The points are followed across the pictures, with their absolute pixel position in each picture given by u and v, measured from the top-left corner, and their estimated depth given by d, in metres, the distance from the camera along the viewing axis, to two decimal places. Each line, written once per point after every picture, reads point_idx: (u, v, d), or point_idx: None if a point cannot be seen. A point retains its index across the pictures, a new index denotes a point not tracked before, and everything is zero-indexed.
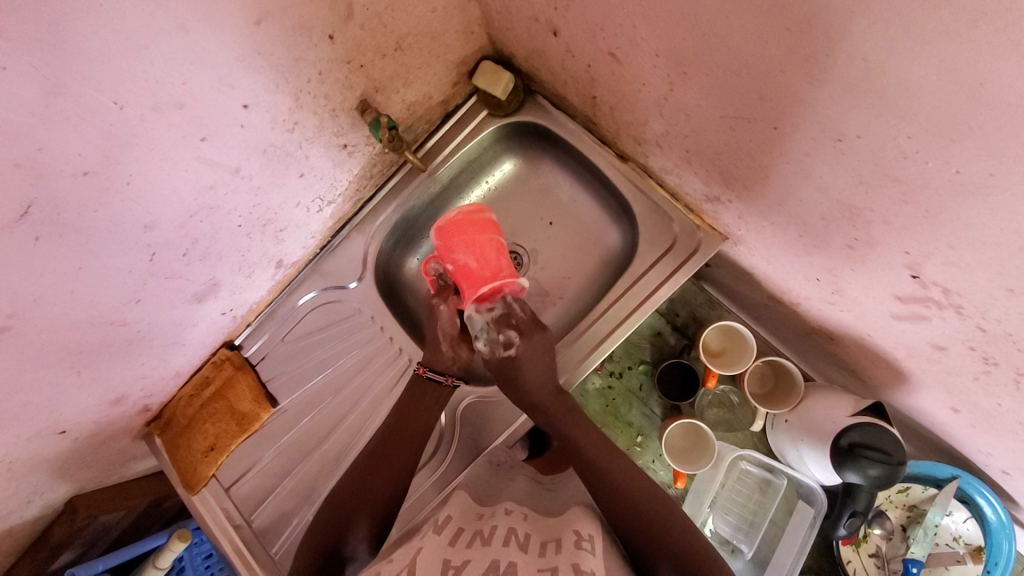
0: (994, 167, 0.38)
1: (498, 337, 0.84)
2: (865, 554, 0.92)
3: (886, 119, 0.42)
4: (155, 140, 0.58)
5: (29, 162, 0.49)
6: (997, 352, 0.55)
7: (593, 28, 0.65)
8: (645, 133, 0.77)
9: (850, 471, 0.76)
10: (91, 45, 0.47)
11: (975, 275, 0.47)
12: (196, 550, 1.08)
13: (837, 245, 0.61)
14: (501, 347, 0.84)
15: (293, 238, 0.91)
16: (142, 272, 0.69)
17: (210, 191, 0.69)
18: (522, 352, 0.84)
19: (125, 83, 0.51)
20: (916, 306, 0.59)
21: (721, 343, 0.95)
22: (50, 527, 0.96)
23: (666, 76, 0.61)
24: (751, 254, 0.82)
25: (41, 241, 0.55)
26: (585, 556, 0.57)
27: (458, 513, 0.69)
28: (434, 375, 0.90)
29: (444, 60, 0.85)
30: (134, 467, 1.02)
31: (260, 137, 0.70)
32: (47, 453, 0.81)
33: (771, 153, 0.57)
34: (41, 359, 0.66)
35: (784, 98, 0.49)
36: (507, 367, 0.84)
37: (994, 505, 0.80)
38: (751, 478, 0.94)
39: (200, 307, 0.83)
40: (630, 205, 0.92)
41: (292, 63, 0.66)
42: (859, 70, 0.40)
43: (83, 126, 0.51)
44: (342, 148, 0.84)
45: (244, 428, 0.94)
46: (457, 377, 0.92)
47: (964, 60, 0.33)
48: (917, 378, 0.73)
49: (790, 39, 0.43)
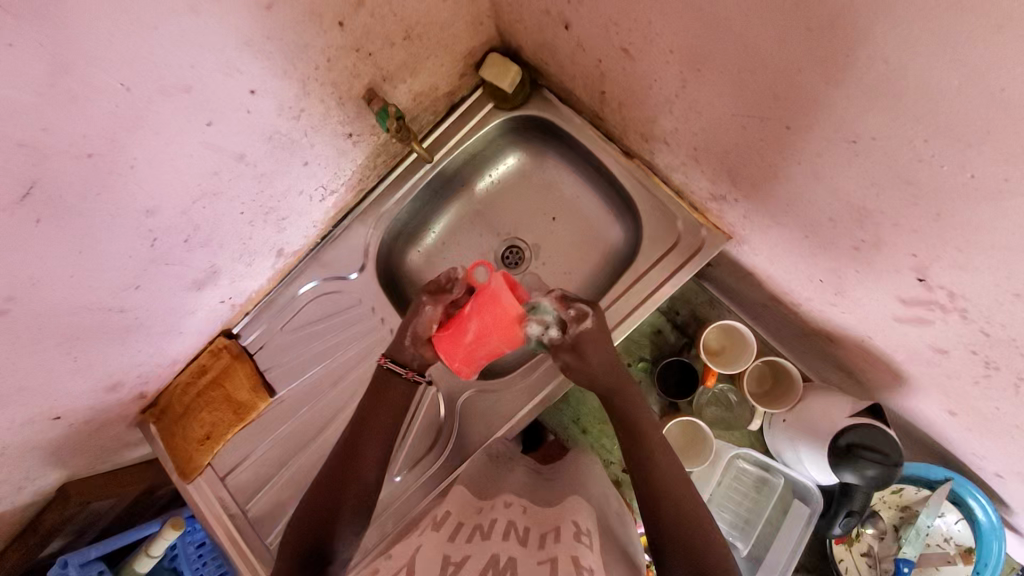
0: (1010, 172, 0.38)
1: (568, 314, 0.74)
2: (857, 552, 0.93)
3: (902, 122, 0.42)
4: (162, 124, 0.57)
5: (32, 143, 0.48)
6: (999, 357, 0.55)
7: (607, 22, 0.64)
8: (653, 130, 0.77)
9: (847, 471, 0.77)
10: (98, 26, 0.46)
11: (983, 280, 0.48)
12: (189, 538, 1.07)
13: (843, 247, 0.61)
14: (573, 324, 0.74)
15: (295, 226, 0.90)
16: (142, 257, 0.68)
17: (214, 177, 0.68)
18: (597, 325, 0.75)
19: (132, 64, 0.50)
20: (919, 309, 0.59)
21: (721, 342, 0.96)
22: (42, 512, 0.96)
23: (679, 73, 0.61)
24: (754, 254, 0.83)
25: (42, 223, 0.54)
26: (584, 550, 0.57)
27: (457, 509, 0.69)
28: (395, 366, 0.80)
29: (452, 51, 0.85)
30: (127, 454, 1.01)
31: (266, 123, 0.69)
32: (41, 439, 0.80)
33: (783, 153, 0.57)
34: (40, 343, 0.65)
35: (799, 97, 0.49)
36: (581, 349, 0.74)
37: (985, 507, 0.81)
38: (748, 477, 0.95)
39: (199, 295, 0.82)
40: (634, 202, 0.92)
41: (300, 49, 0.65)
42: (879, 71, 0.40)
43: (90, 107, 0.50)
44: (347, 137, 0.83)
45: (241, 418, 0.93)
46: (418, 373, 0.80)
47: (987, 64, 0.34)
48: (915, 381, 0.73)
49: (810, 38, 0.43)
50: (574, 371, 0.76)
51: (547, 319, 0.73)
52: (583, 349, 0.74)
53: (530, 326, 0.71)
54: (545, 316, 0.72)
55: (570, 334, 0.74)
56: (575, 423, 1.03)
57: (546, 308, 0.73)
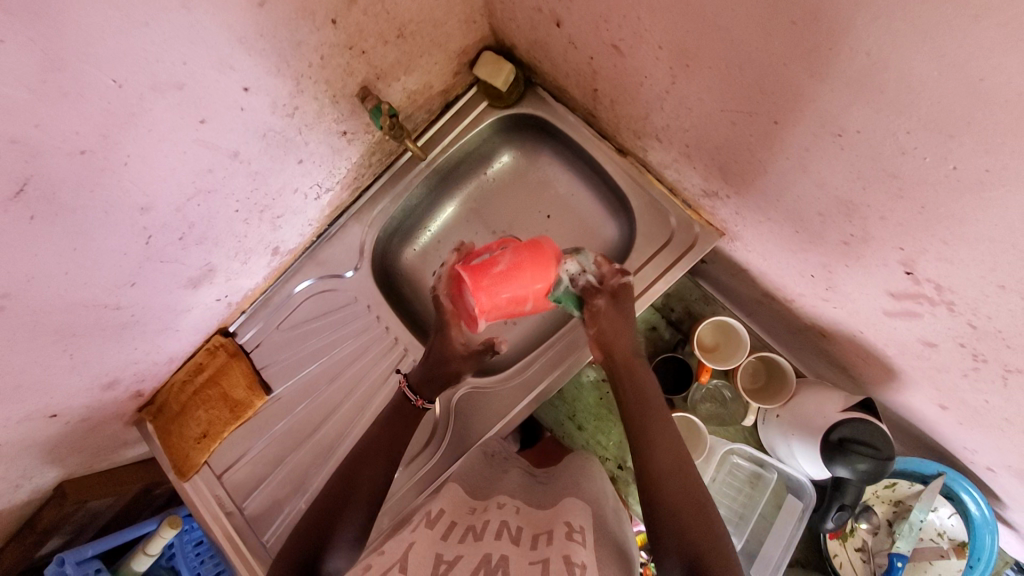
0: (991, 162, 0.38)
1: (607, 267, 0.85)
2: (851, 548, 0.93)
3: (885, 115, 0.42)
4: (155, 121, 0.58)
5: (25, 140, 0.49)
6: (987, 349, 0.56)
7: (597, 20, 0.65)
8: (645, 127, 0.78)
9: (839, 465, 0.78)
10: (90, 22, 0.46)
11: (969, 272, 0.48)
12: (186, 537, 1.07)
13: (833, 241, 0.62)
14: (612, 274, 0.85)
15: (290, 225, 0.90)
16: (137, 254, 0.68)
17: (208, 175, 0.69)
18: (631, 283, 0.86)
19: (125, 61, 0.51)
20: (908, 303, 0.60)
21: (715, 338, 0.96)
22: (40, 510, 0.96)
23: (668, 70, 0.61)
24: (746, 250, 0.83)
25: (36, 220, 0.55)
26: (576, 547, 0.57)
27: (451, 506, 0.69)
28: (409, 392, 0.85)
29: (446, 49, 0.85)
30: (125, 453, 1.01)
31: (259, 120, 0.70)
32: (37, 437, 0.80)
33: (771, 148, 0.57)
34: (34, 340, 0.65)
35: (785, 91, 0.49)
36: (619, 296, 0.84)
37: (978, 501, 0.81)
38: (743, 472, 0.95)
39: (195, 293, 0.83)
40: (627, 199, 0.93)
41: (293, 47, 0.65)
42: (861, 64, 0.40)
43: (84, 104, 0.51)
44: (342, 135, 0.84)
45: (237, 416, 0.93)
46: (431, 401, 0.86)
47: (965, 56, 0.34)
48: (906, 375, 0.74)
49: (794, 32, 0.43)
50: (606, 317, 0.83)
51: (587, 264, 0.84)
52: (618, 300, 0.84)
53: (569, 264, 0.83)
54: (584, 263, 0.84)
55: (609, 280, 0.84)
56: (570, 420, 1.03)
57: (587, 257, 0.85)
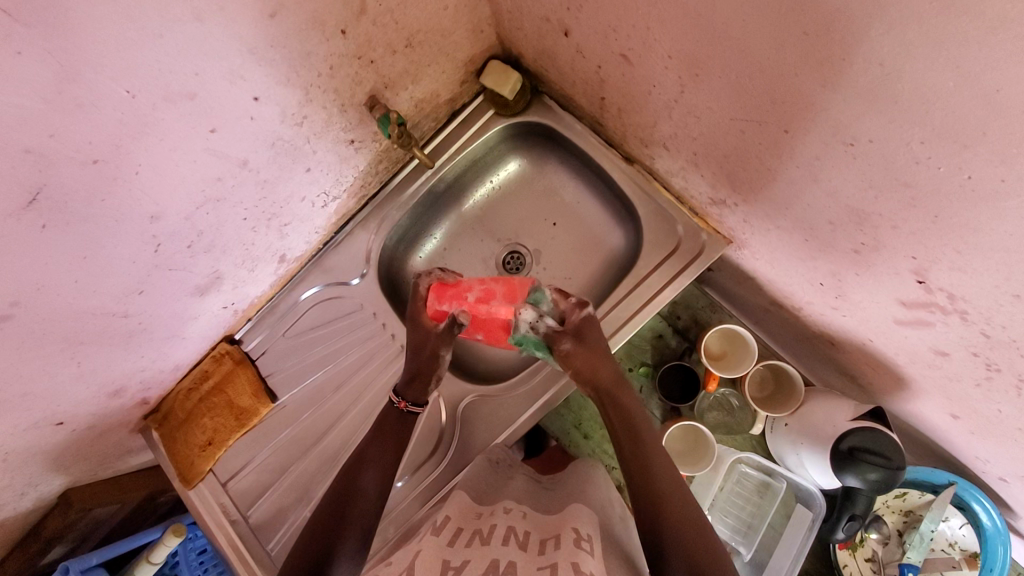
0: (1006, 172, 0.38)
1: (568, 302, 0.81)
2: (861, 558, 0.92)
3: (899, 125, 0.42)
4: (166, 131, 0.58)
5: (40, 150, 0.49)
6: (1000, 358, 0.55)
7: (605, 29, 0.65)
8: (653, 135, 0.78)
9: (850, 476, 0.77)
10: (105, 32, 0.47)
11: (983, 281, 0.48)
12: (191, 545, 1.07)
13: (843, 249, 0.62)
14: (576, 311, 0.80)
15: (298, 232, 0.90)
16: (146, 262, 0.68)
17: (217, 183, 0.69)
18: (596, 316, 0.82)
19: (139, 73, 0.51)
20: (920, 311, 0.59)
21: (722, 346, 0.96)
22: (44, 518, 0.96)
23: (677, 78, 0.61)
24: (754, 257, 0.83)
25: (48, 228, 0.55)
26: (585, 555, 0.56)
27: (456, 514, 0.69)
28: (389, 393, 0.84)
29: (453, 58, 0.86)
30: (130, 461, 1.01)
31: (269, 130, 0.70)
32: (43, 445, 0.80)
33: (781, 156, 0.57)
34: (42, 347, 0.65)
35: (798, 101, 0.49)
36: (588, 330, 0.80)
37: (990, 511, 0.79)
38: (751, 481, 0.94)
39: (202, 301, 0.83)
40: (634, 207, 0.92)
41: (303, 57, 0.66)
42: (875, 74, 0.40)
43: (97, 114, 0.51)
44: (349, 144, 0.84)
45: (244, 423, 0.93)
46: (410, 404, 0.84)
47: (980, 66, 0.34)
48: (916, 384, 0.73)
49: (807, 43, 0.43)
50: (578, 357, 0.79)
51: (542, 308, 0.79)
52: (584, 335, 0.79)
53: (526, 313, 0.78)
54: (540, 304, 0.79)
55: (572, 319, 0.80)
56: (576, 428, 1.03)
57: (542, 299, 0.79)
